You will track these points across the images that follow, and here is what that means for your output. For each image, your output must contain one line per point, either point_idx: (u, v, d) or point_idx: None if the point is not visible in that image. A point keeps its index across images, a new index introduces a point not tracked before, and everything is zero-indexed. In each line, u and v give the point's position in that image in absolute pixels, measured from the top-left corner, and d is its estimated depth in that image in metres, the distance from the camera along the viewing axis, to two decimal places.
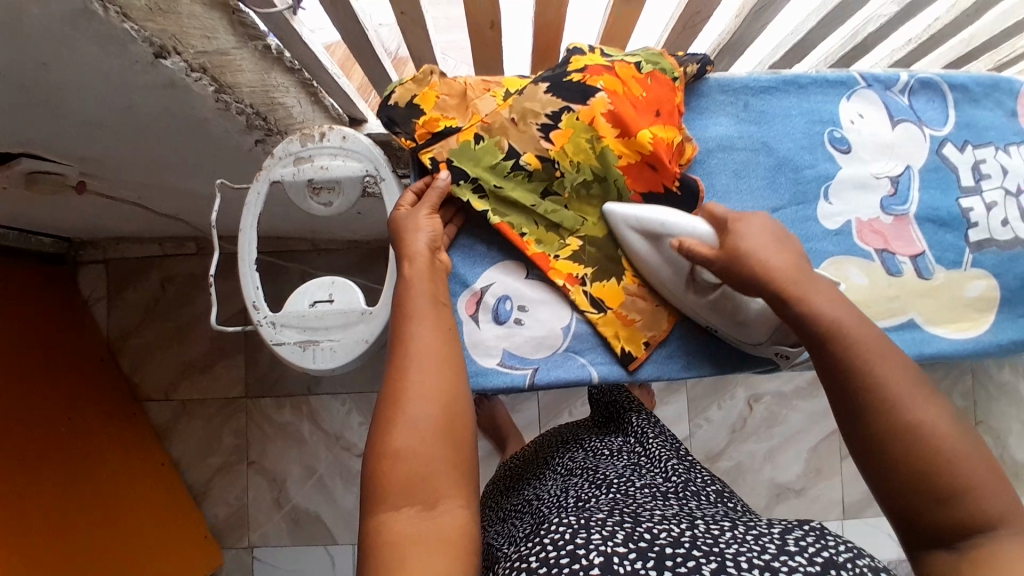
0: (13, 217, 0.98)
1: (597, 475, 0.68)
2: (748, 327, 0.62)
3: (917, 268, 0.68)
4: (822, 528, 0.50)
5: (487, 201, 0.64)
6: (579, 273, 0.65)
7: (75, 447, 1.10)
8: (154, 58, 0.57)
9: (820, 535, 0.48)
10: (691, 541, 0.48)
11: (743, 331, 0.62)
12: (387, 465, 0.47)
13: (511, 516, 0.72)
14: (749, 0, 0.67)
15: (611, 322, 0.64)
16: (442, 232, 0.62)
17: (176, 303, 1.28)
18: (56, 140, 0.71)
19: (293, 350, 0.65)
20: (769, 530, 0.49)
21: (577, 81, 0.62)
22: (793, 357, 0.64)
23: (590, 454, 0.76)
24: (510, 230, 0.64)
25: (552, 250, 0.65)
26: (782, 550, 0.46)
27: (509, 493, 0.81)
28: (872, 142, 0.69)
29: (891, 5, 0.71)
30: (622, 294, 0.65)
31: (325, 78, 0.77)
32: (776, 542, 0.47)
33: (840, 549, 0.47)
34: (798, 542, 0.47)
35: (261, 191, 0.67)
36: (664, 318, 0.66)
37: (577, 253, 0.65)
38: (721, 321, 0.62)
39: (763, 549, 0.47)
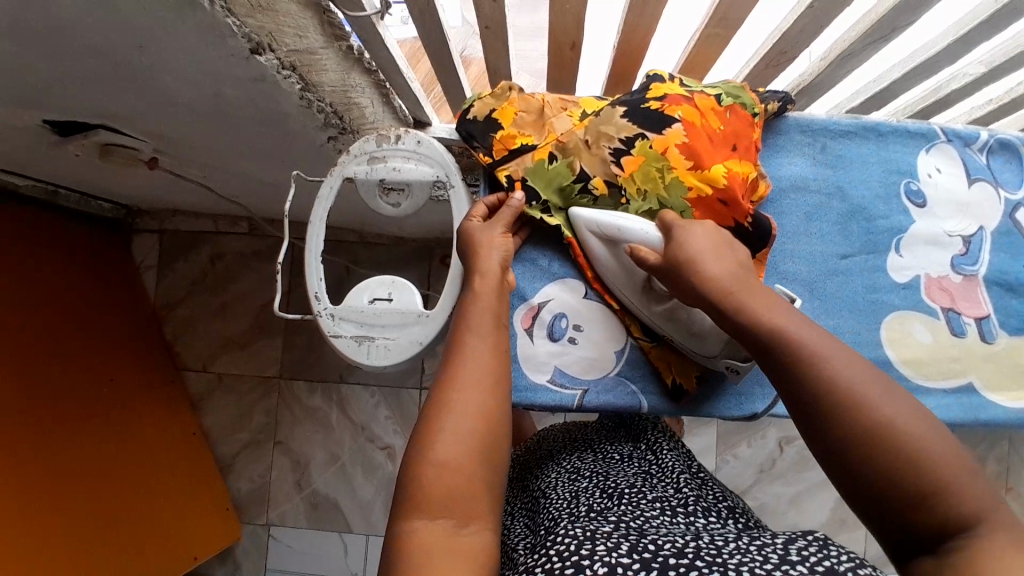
0: (82, 182, 1.01)
1: (607, 483, 0.68)
2: (702, 338, 0.60)
3: (981, 332, 0.67)
4: (826, 539, 0.48)
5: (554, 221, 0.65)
6: None
7: (112, 409, 1.13)
8: (250, 54, 0.58)
9: (823, 544, 0.46)
10: (694, 552, 0.48)
11: (700, 346, 0.61)
12: (430, 474, 0.46)
13: (520, 512, 0.72)
14: (834, 49, 0.69)
15: (664, 352, 0.65)
16: (511, 251, 0.62)
17: (222, 279, 1.31)
18: (141, 118, 0.73)
19: (348, 343, 0.66)
20: (774, 541, 0.49)
21: (655, 109, 0.62)
22: (743, 373, 0.61)
23: (600, 458, 0.76)
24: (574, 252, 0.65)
25: None
26: (783, 559, 0.45)
27: (517, 484, 0.81)
28: (948, 198, 0.68)
29: (978, 66, 0.71)
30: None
31: (400, 83, 0.79)
32: (778, 551, 0.46)
33: (841, 559, 0.44)
34: (800, 551, 0.46)
35: (334, 186, 0.69)
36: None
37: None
38: (677, 333, 0.61)
39: (765, 558, 0.46)
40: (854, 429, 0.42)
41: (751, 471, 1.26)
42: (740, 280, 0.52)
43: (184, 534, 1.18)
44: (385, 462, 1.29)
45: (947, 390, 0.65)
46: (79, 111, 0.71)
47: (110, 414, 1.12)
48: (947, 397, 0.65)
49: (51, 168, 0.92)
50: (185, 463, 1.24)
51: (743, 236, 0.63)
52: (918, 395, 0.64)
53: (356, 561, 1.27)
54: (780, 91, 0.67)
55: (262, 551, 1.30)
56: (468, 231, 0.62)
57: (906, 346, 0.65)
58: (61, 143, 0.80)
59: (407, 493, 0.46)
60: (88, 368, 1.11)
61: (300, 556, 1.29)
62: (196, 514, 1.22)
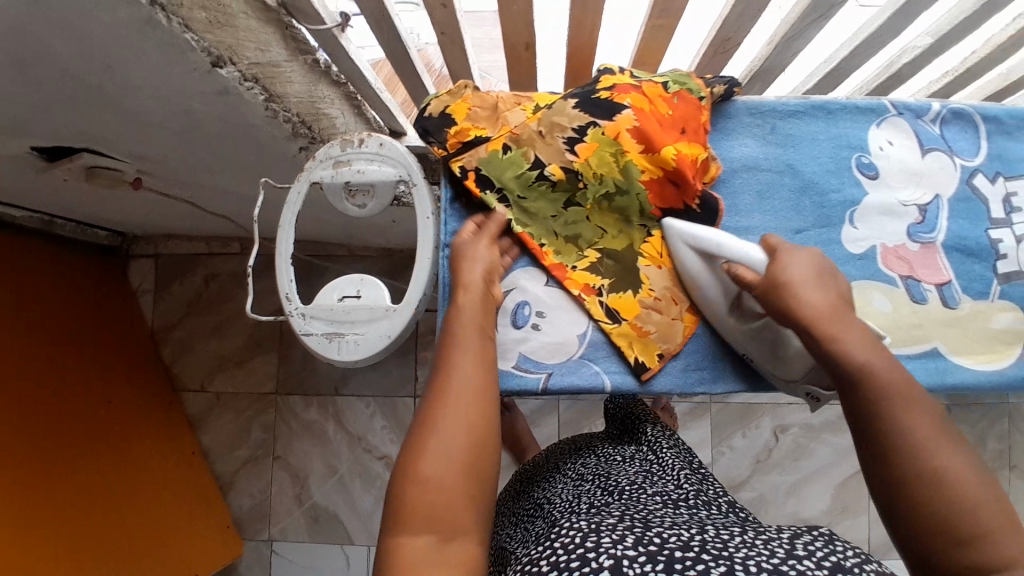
0: (75, 209, 1.05)
1: (610, 483, 0.69)
2: (783, 362, 0.61)
3: (943, 297, 0.67)
4: (829, 534, 0.52)
5: (511, 210, 0.66)
6: (595, 284, 0.65)
7: (112, 430, 1.16)
8: (211, 67, 0.62)
9: (828, 541, 0.50)
10: (701, 545, 0.50)
11: (779, 369, 0.62)
12: (415, 491, 0.47)
13: (522, 520, 0.72)
14: (781, 28, 0.71)
15: (626, 333, 0.64)
16: (497, 262, 0.63)
17: (216, 299, 1.35)
18: (119, 139, 0.77)
19: (319, 340, 0.67)
20: (779, 536, 0.52)
21: (605, 98, 0.64)
22: (823, 401, 0.61)
23: (602, 461, 0.77)
24: (530, 240, 0.65)
25: (570, 261, 0.66)
26: (791, 554, 0.48)
27: (520, 496, 0.81)
28: (899, 169, 0.69)
29: (926, 37, 0.73)
30: (642, 304, 0.65)
31: (368, 93, 0.83)
32: (785, 546, 0.49)
33: (847, 555, 0.49)
34: (806, 546, 0.49)
35: (302, 191, 0.71)
36: (679, 330, 0.65)
37: (596, 265, 0.66)
38: (759, 352, 0.62)
39: (772, 553, 0.49)
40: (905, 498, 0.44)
41: (748, 463, 1.25)
42: (839, 313, 0.52)
43: (186, 552, 1.19)
44: (383, 472, 1.30)
45: (909, 356, 0.65)
46: (59, 136, 0.75)
47: (110, 437, 1.15)
48: (909, 362, 0.65)
49: (43, 194, 0.96)
50: (185, 483, 1.26)
51: (694, 217, 0.66)
52: None
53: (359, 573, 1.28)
54: (727, 75, 0.69)
55: (265, 566, 1.31)
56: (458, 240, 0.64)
57: (866, 316, 0.66)
58: (45, 168, 0.84)
59: (393, 509, 0.47)
60: (86, 392, 1.14)
61: (303, 570, 1.30)
62: (197, 532, 1.23)
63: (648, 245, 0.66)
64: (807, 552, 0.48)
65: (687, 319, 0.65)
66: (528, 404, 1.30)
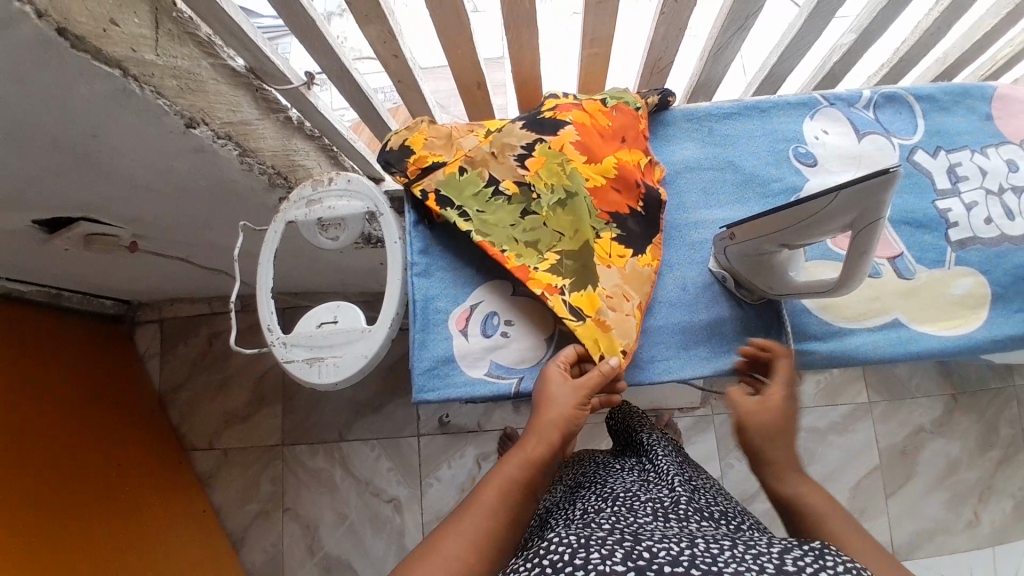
0: (83, 278, 1.12)
1: (605, 491, 0.67)
2: (753, 259, 0.61)
3: (897, 270, 0.69)
4: (824, 547, 0.48)
5: (472, 224, 0.65)
6: (558, 284, 0.63)
7: (124, 492, 1.18)
8: (186, 128, 0.68)
9: (818, 555, 0.46)
10: (690, 560, 0.47)
11: (742, 255, 0.62)
12: None
13: None
14: (706, 44, 0.76)
15: (590, 329, 0.61)
16: (581, 420, 0.59)
17: (221, 356, 1.40)
18: (109, 204, 0.83)
19: (301, 366, 0.70)
20: (769, 551, 0.48)
21: (549, 117, 0.69)
22: (725, 278, 0.67)
23: (601, 472, 0.75)
24: (491, 247, 0.64)
25: (532, 262, 0.64)
26: (778, 569, 0.45)
27: None
28: (838, 155, 0.73)
29: (850, 34, 0.78)
30: (601, 300, 0.63)
31: (343, 144, 0.91)
32: (773, 561, 0.46)
33: (838, 569, 0.45)
34: (796, 561, 0.46)
35: (278, 230, 0.76)
36: (633, 326, 0.64)
37: (557, 266, 0.64)
38: (746, 248, 0.60)
39: (761, 567, 0.46)
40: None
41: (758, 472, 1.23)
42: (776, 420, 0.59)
43: None
44: (393, 514, 1.30)
45: (869, 329, 0.67)
46: (57, 206, 0.82)
47: (123, 503, 1.17)
48: (872, 334, 0.66)
49: (53, 266, 1.04)
50: (199, 543, 1.26)
51: (638, 221, 0.68)
52: (845, 336, 0.66)
53: None
54: (664, 88, 0.74)
55: None
56: (545, 373, 0.61)
57: None
58: (48, 238, 0.91)
59: None
60: (100, 457, 1.17)
61: None
62: None
63: (598, 244, 0.66)
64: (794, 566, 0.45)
65: (637, 315, 0.64)
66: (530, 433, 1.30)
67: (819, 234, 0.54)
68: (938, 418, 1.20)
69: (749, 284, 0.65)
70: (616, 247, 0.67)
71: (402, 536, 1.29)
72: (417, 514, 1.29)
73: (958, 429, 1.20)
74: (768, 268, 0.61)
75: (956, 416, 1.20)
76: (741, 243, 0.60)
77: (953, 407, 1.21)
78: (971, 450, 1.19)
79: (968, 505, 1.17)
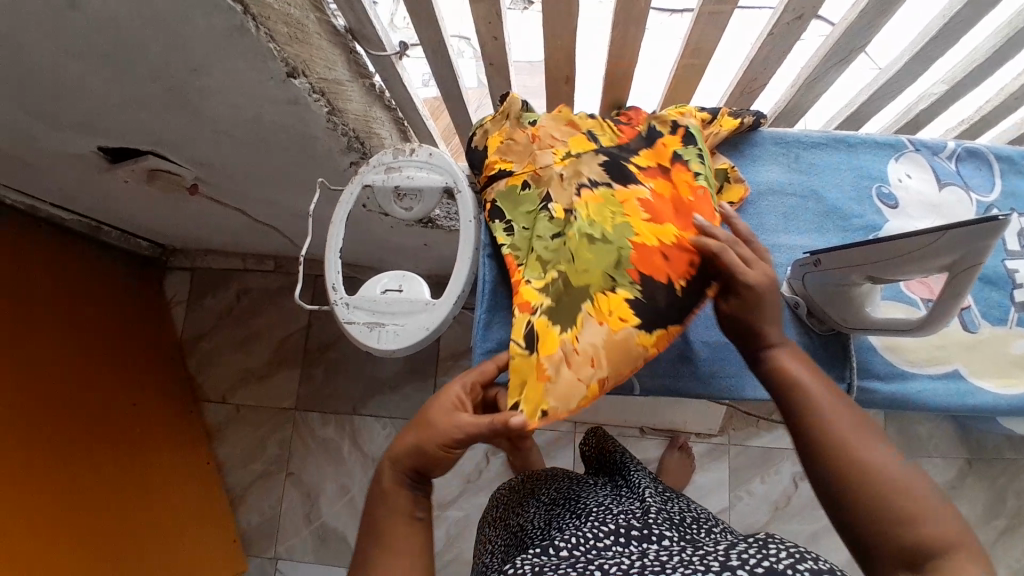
0: (129, 213, 1.12)
1: (577, 508, 0.64)
2: (833, 291, 0.62)
3: (964, 322, 0.70)
4: (767, 537, 0.49)
5: (509, 236, 0.65)
6: (537, 304, 0.59)
7: (131, 433, 1.17)
8: (286, 77, 0.68)
9: (761, 545, 0.47)
10: None
11: (822, 284, 0.63)
12: None
13: (499, 551, 0.70)
14: (803, 73, 0.77)
15: (530, 366, 0.56)
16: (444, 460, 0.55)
17: (247, 313, 1.39)
18: (185, 143, 0.83)
19: (360, 329, 0.70)
20: (717, 551, 0.49)
21: (632, 171, 0.65)
22: (796, 305, 0.68)
23: (574, 484, 0.73)
24: (511, 260, 0.63)
25: (531, 276, 0.61)
26: (724, 566, 0.46)
27: (499, 522, 0.79)
28: (918, 201, 0.74)
29: (941, 85, 0.79)
30: (559, 344, 0.56)
31: (416, 119, 0.91)
32: (719, 559, 0.48)
33: (779, 556, 0.45)
34: (740, 555, 0.47)
35: (354, 192, 0.76)
36: (580, 395, 0.55)
37: (546, 287, 0.60)
38: (829, 275, 0.61)
39: (706, 567, 0.47)
40: (882, 519, 0.46)
41: (766, 508, 1.23)
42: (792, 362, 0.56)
43: (191, 566, 1.18)
44: None
45: (929, 375, 0.67)
46: (135, 137, 0.82)
47: (129, 444, 1.15)
48: (933, 381, 0.67)
49: (105, 197, 1.03)
50: (198, 495, 1.25)
51: (670, 298, 0.59)
52: (905, 380, 0.67)
53: None
54: (755, 110, 0.75)
55: None
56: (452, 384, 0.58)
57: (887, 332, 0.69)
58: (115, 169, 0.91)
59: None
60: (112, 394, 1.16)
61: None
62: (206, 546, 1.22)
63: (602, 296, 0.58)
64: (738, 561, 0.46)
65: (591, 389, 0.55)
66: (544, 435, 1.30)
67: (913, 270, 0.54)
68: (950, 481, 1.21)
69: (821, 312, 0.65)
70: (622, 309, 0.58)
71: None
72: None
73: (970, 494, 1.21)
74: (846, 301, 0.62)
75: (968, 481, 1.21)
76: (825, 270, 0.61)
77: (967, 472, 1.22)
78: (980, 518, 1.20)
79: None
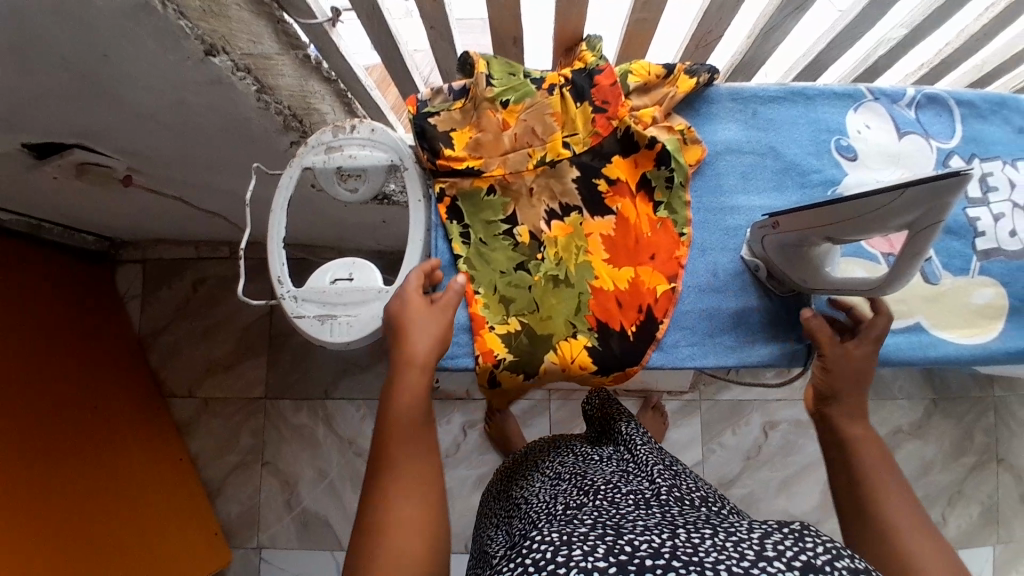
0: (65, 209, 1.06)
1: (586, 484, 0.63)
2: (791, 252, 0.61)
3: (925, 274, 0.69)
4: (802, 526, 0.46)
5: (467, 248, 0.67)
6: (499, 354, 0.64)
7: (98, 436, 1.13)
8: (204, 55, 0.62)
9: (798, 536, 0.44)
10: (671, 550, 0.44)
11: (782, 250, 0.62)
12: None
13: (504, 525, 0.69)
14: (759, 22, 0.73)
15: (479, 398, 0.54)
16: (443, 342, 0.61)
17: (206, 303, 1.34)
18: (108, 133, 0.77)
19: (312, 323, 0.67)
20: (749, 535, 0.46)
21: (601, 193, 0.67)
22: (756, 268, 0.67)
23: (579, 461, 0.72)
24: (468, 283, 0.66)
25: (493, 319, 0.65)
26: (760, 556, 0.43)
27: (501, 499, 0.78)
28: (878, 152, 0.72)
29: (901, 29, 0.76)
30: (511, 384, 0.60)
31: (359, 89, 0.86)
32: (754, 547, 0.44)
33: (818, 551, 0.43)
34: (775, 545, 0.44)
35: (294, 176, 0.71)
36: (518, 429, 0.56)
37: (510, 335, 0.65)
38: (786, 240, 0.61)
39: (741, 556, 0.43)
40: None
41: (739, 459, 1.25)
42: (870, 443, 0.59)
43: (176, 563, 1.17)
44: None
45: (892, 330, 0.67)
46: (51, 129, 0.75)
47: (96, 447, 1.12)
48: (896, 336, 0.67)
49: (35, 194, 0.97)
50: (175, 491, 1.23)
51: (622, 344, 0.66)
52: None
53: None
54: (710, 64, 0.71)
55: (254, 574, 1.29)
56: (404, 301, 0.60)
57: None
58: (38, 165, 0.85)
59: None
60: (72, 398, 1.12)
61: None
62: (191, 540, 1.21)
63: (565, 345, 0.65)
64: (776, 552, 0.43)
65: None
66: (518, 404, 1.29)
67: (871, 233, 0.53)
68: (917, 421, 1.25)
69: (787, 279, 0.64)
70: (582, 356, 0.65)
71: None
72: None
73: (935, 432, 1.24)
74: (805, 265, 0.61)
75: (934, 420, 1.25)
76: (782, 232, 0.61)
77: (933, 412, 1.25)
78: (945, 455, 1.24)
79: (938, 507, 1.22)
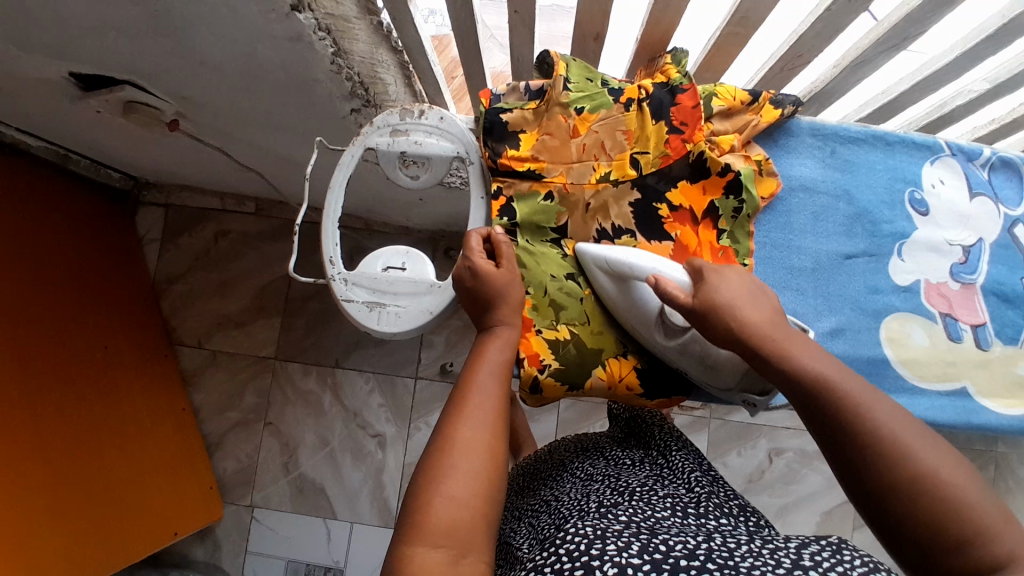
0: (98, 144, 1.03)
1: (619, 484, 0.67)
2: (717, 371, 0.61)
3: (977, 339, 0.69)
4: (839, 543, 0.47)
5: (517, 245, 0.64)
6: (545, 359, 0.62)
7: (102, 374, 1.11)
8: (290, 10, 0.59)
9: (835, 550, 0.45)
10: (706, 553, 0.46)
11: (714, 378, 0.62)
12: (438, 504, 0.47)
13: (528, 515, 0.71)
14: (850, 53, 0.71)
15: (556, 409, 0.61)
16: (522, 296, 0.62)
17: (225, 256, 1.32)
18: (166, 76, 0.75)
19: (359, 308, 0.66)
20: (787, 545, 0.47)
21: (661, 218, 0.66)
22: (760, 405, 0.62)
23: (611, 463, 0.74)
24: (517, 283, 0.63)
25: (541, 322, 0.63)
26: (796, 565, 0.44)
27: (526, 493, 0.81)
28: (949, 209, 0.71)
29: (983, 83, 0.75)
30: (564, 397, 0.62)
31: (422, 65, 0.77)
32: (790, 556, 0.45)
33: (854, 565, 0.43)
34: (813, 556, 0.45)
35: (355, 155, 0.68)
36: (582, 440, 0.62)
37: (558, 343, 0.63)
38: (690, 365, 0.62)
39: (778, 562, 0.45)
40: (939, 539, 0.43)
41: (740, 481, 1.26)
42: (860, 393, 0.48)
43: (165, 509, 1.16)
44: (375, 449, 1.28)
45: (939, 392, 0.67)
46: (108, 64, 0.72)
47: (97, 385, 1.10)
48: (940, 398, 0.67)
49: (73, 126, 0.94)
50: (172, 440, 1.22)
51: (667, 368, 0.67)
52: (916, 395, 0.67)
53: (338, 548, 1.26)
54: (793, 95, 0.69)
55: (244, 531, 1.29)
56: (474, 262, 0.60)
57: (905, 347, 0.68)
58: (84, 98, 0.82)
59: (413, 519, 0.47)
60: (80, 332, 1.09)
61: (282, 540, 1.27)
62: (180, 490, 1.20)
63: (614, 363, 0.64)
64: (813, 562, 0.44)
65: None
66: None
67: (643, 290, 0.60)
68: None
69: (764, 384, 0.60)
70: (630, 376, 0.65)
71: (381, 471, 1.27)
72: (401, 454, 1.28)
73: None
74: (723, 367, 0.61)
75: None
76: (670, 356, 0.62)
77: None
78: None
79: None
